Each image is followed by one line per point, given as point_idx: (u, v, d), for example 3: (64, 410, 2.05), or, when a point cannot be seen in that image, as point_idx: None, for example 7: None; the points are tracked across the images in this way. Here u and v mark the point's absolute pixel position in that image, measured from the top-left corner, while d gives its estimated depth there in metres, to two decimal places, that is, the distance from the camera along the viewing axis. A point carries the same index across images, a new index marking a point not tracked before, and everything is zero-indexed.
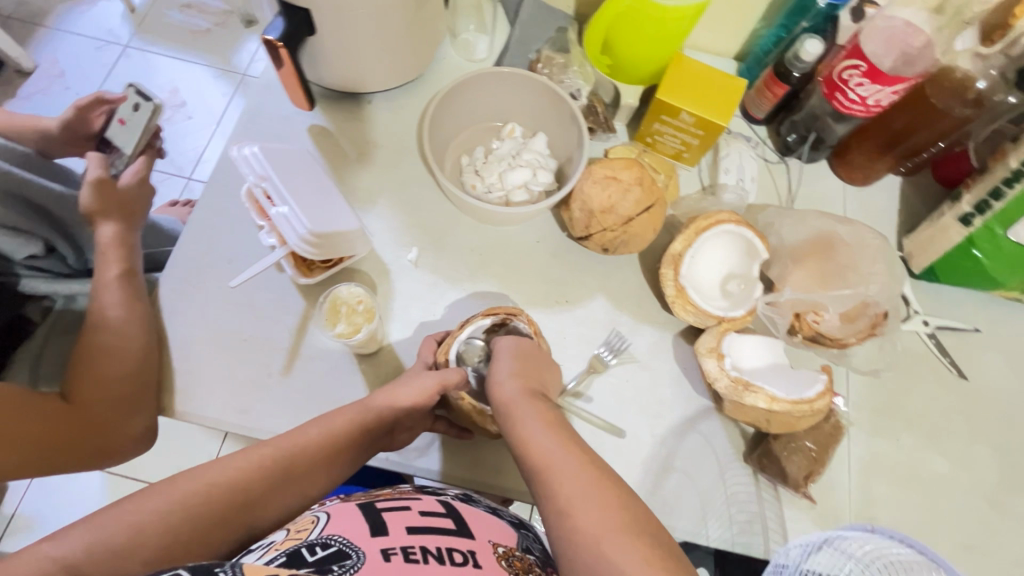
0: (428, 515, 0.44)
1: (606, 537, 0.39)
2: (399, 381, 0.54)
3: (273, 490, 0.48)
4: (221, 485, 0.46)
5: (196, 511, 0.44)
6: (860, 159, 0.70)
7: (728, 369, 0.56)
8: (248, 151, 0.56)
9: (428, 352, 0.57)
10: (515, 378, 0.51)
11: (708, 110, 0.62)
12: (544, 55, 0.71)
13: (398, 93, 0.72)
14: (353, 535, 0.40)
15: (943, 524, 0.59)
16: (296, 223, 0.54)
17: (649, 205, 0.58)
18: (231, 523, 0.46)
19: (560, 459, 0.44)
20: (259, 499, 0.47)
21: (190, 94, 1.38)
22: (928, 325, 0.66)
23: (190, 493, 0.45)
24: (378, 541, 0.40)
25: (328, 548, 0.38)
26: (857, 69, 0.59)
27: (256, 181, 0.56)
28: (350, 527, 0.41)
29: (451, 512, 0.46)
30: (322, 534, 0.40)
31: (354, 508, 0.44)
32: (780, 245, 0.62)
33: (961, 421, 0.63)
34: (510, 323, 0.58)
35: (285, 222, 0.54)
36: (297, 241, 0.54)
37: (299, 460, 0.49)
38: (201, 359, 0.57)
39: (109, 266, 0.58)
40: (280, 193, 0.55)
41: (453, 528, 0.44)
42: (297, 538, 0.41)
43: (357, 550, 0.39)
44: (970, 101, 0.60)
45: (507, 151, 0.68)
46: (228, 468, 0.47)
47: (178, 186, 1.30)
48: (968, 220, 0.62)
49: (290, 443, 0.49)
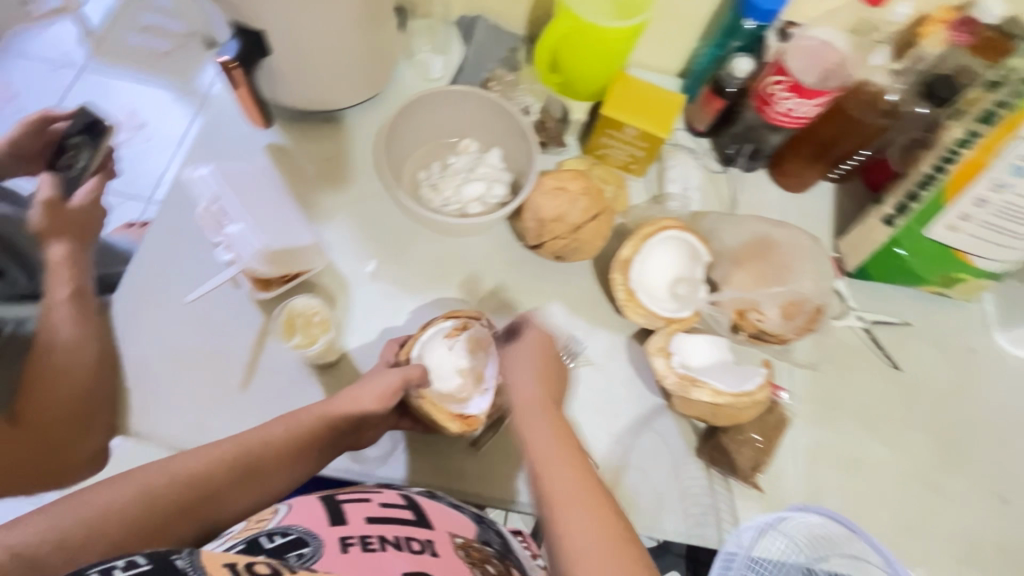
0: (388, 507, 0.45)
1: (588, 549, 0.41)
2: (362, 381, 0.56)
3: (233, 486, 0.50)
4: (182, 477, 0.49)
5: (157, 502, 0.47)
6: (795, 166, 0.74)
7: (675, 366, 0.59)
8: (200, 173, 0.60)
9: (389, 352, 0.60)
10: (536, 380, 0.51)
11: (650, 123, 0.66)
12: (496, 74, 0.75)
13: (355, 111, 0.74)
14: (313, 525, 0.41)
15: (883, 506, 0.62)
16: (249, 237, 0.57)
17: (595, 214, 0.61)
18: (190, 513, 0.49)
19: (557, 472, 0.45)
20: (219, 493, 0.50)
21: (150, 116, 1.37)
22: (863, 321, 0.70)
23: (153, 484, 0.48)
24: (337, 530, 0.41)
25: (286, 536, 0.40)
26: (783, 83, 0.63)
27: (208, 202, 0.59)
28: (310, 517, 0.42)
29: (413, 505, 0.46)
30: (282, 523, 0.41)
31: (315, 500, 0.44)
32: (722, 248, 0.66)
33: (895, 408, 0.67)
34: (470, 328, 0.60)
35: (238, 240, 0.57)
36: (251, 257, 0.57)
37: (260, 457, 0.51)
38: (155, 377, 0.57)
39: (60, 286, 0.59)
40: (230, 212, 0.59)
41: (412, 519, 0.45)
42: (257, 527, 0.42)
43: (316, 539, 0.40)
44: (882, 113, 0.66)
45: (462, 165, 0.70)
46: (188, 463, 0.49)
47: (138, 208, 1.29)
48: (890, 221, 0.67)
49: (251, 442, 0.52)
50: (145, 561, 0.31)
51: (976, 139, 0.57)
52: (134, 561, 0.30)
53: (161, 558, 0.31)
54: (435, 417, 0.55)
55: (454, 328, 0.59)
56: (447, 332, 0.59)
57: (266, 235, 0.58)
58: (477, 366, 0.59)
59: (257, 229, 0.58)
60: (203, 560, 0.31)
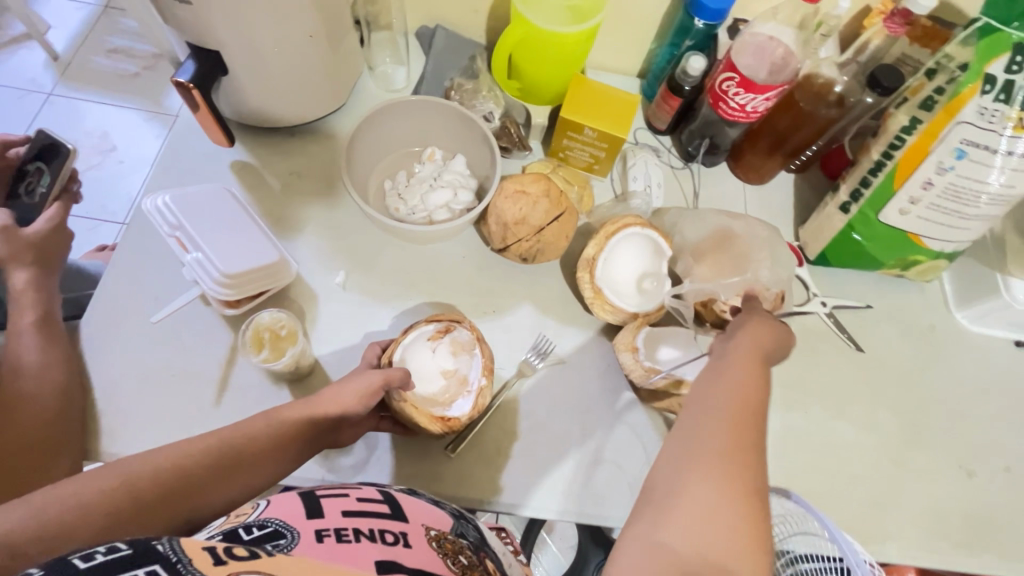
0: (366, 501, 0.44)
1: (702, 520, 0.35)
2: (344, 380, 0.55)
3: (219, 477, 0.47)
4: (168, 467, 0.44)
5: (141, 494, 0.42)
6: (755, 159, 0.76)
7: (642, 360, 0.61)
8: (160, 203, 0.59)
9: (371, 354, 0.59)
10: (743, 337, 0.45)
11: (608, 124, 0.68)
12: (455, 83, 0.75)
13: (319, 125, 0.75)
14: (290, 517, 0.40)
15: (853, 485, 0.64)
16: (208, 266, 0.57)
17: (558, 214, 0.63)
18: (174, 507, 0.44)
19: (711, 414, 0.40)
20: (204, 485, 0.46)
21: (121, 138, 1.36)
22: (826, 306, 0.72)
23: (137, 474, 0.43)
24: (314, 522, 0.40)
25: (263, 529, 0.38)
26: (732, 80, 0.65)
27: (169, 230, 0.59)
28: (287, 509, 0.41)
29: (389, 499, 0.45)
30: (260, 517, 0.40)
31: (294, 494, 0.43)
32: (684, 243, 0.68)
33: (860, 388, 0.69)
34: (451, 331, 0.60)
35: (199, 266, 0.58)
36: (210, 285, 0.57)
37: (249, 448, 0.49)
38: (126, 399, 0.57)
39: (24, 312, 0.57)
40: (192, 240, 0.59)
41: (388, 512, 0.44)
42: (235, 521, 0.41)
43: (293, 531, 0.38)
44: (833, 103, 0.67)
45: (428, 173, 0.71)
46: (176, 452, 0.45)
47: (112, 232, 1.28)
48: (846, 208, 0.69)
49: (237, 432, 0.49)
50: (126, 546, 0.29)
51: (918, 125, 0.60)
52: (114, 546, 0.28)
53: (141, 543, 0.29)
54: (417, 419, 0.55)
55: (436, 332, 0.60)
56: (429, 336, 0.60)
57: (223, 261, 0.58)
58: (461, 369, 0.60)
59: (216, 255, 0.58)
60: (185, 545, 0.29)
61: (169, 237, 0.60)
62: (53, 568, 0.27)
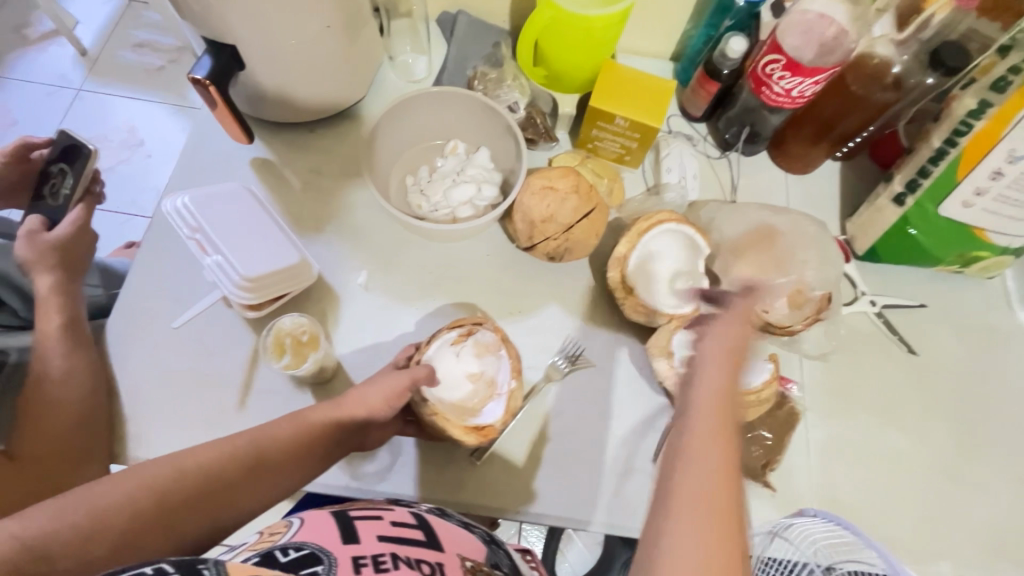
0: (399, 526, 0.43)
1: None
2: (367, 381, 0.54)
3: (242, 483, 0.46)
4: (193, 470, 0.44)
5: (167, 496, 0.42)
6: (797, 148, 0.71)
7: (677, 367, 0.58)
8: (179, 204, 0.58)
9: (401, 355, 0.58)
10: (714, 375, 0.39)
11: (641, 112, 0.64)
12: (479, 72, 0.72)
13: (338, 119, 0.72)
14: (326, 541, 0.39)
15: (903, 499, 0.60)
16: (228, 269, 0.56)
17: (588, 211, 0.59)
18: (199, 510, 0.44)
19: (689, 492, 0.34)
20: (230, 488, 0.46)
21: (148, 133, 1.37)
22: (876, 305, 0.67)
23: (161, 477, 0.43)
24: (350, 548, 0.39)
25: (300, 551, 0.37)
26: (778, 63, 0.60)
27: (189, 232, 0.58)
28: (322, 534, 0.40)
29: (423, 525, 0.45)
30: (294, 539, 0.39)
31: (327, 515, 0.42)
32: (722, 239, 0.64)
33: (913, 395, 0.64)
34: (474, 333, 0.58)
35: (218, 270, 0.57)
36: (231, 289, 0.56)
37: (272, 450, 0.48)
38: (150, 402, 0.57)
39: (50, 315, 0.57)
40: (211, 242, 0.57)
41: (423, 540, 0.43)
42: (268, 542, 0.39)
43: (330, 555, 0.37)
44: (890, 86, 0.61)
45: (450, 167, 0.69)
46: (198, 457, 0.45)
47: (141, 226, 1.30)
48: (901, 200, 0.63)
49: (260, 434, 0.48)
50: (172, 568, 0.31)
51: (988, 109, 0.54)
52: (161, 567, 0.30)
53: (187, 566, 0.31)
54: (451, 431, 0.53)
55: (459, 337, 0.57)
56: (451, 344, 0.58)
57: (242, 265, 0.57)
58: (488, 372, 0.57)
59: (236, 261, 0.57)
60: (229, 566, 0.31)
61: (189, 239, 0.59)
62: None
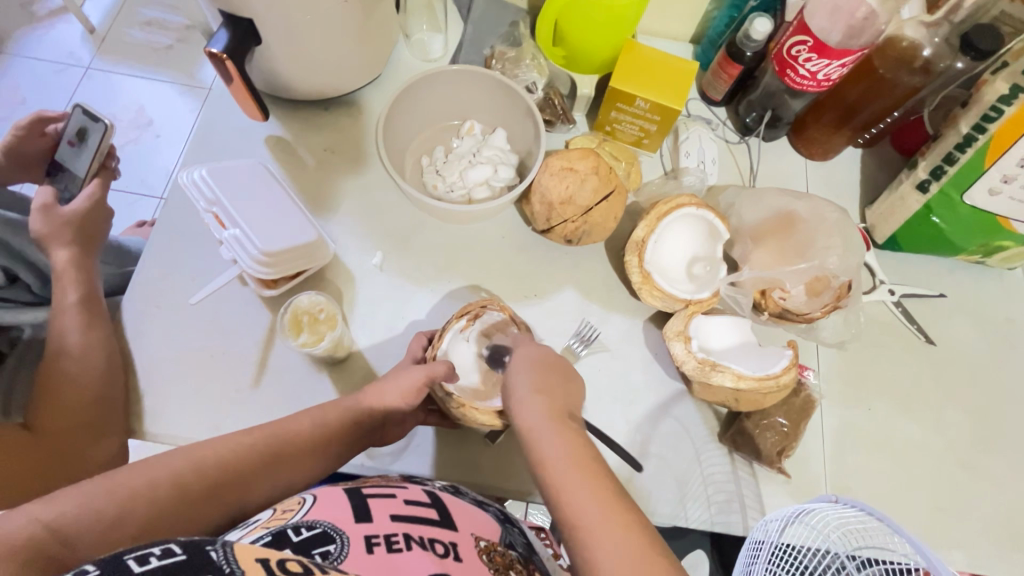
0: (412, 505, 0.43)
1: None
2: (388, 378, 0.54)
3: (261, 475, 0.47)
4: (213, 461, 0.44)
5: (188, 486, 0.43)
6: (819, 134, 0.70)
7: (695, 351, 0.56)
8: (196, 175, 0.58)
9: (417, 347, 0.57)
10: (535, 399, 0.48)
11: (662, 94, 0.63)
12: (496, 51, 0.70)
13: (352, 98, 0.71)
14: (338, 520, 0.38)
15: (918, 489, 0.60)
16: (246, 243, 0.56)
17: (607, 193, 0.58)
18: (219, 501, 0.44)
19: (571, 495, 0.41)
20: (249, 480, 0.46)
21: (157, 113, 1.36)
22: (894, 294, 0.66)
23: (184, 468, 0.43)
24: (362, 527, 0.38)
25: (312, 530, 0.36)
26: (805, 45, 0.58)
27: (207, 206, 0.58)
28: (335, 512, 0.39)
29: (437, 504, 0.44)
30: (307, 517, 0.38)
31: (341, 493, 0.42)
32: (741, 225, 0.63)
33: (930, 386, 0.64)
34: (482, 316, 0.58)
35: (237, 244, 0.56)
36: (249, 263, 0.56)
37: (291, 444, 0.48)
38: (166, 379, 0.57)
39: (67, 291, 0.57)
40: (228, 215, 0.57)
41: (436, 519, 0.42)
42: (281, 520, 0.39)
43: (341, 534, 0.37)
44: (918, 70, 0.60)
45: (466, 148, 0.68)
46: (221, 448, 0.45)
47: (151, 206, 1.29)
48: (924, 187, 0.63)
49: (281, 427, 0.49)
50: (181, 550, 0.29)
51: (1020, 94, 0.52)
52: (169, 549, 0.29)
53: (196, 548, 0.29)
54: (481, 419, 0.53)
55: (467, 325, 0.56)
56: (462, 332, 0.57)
57: (261, 239, 0.56)
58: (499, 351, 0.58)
59: (254, 233, 0.56)
60: (238, 553, 0.29)
61: (206, 212, 0.59)
62: (110, 567, 0.27)
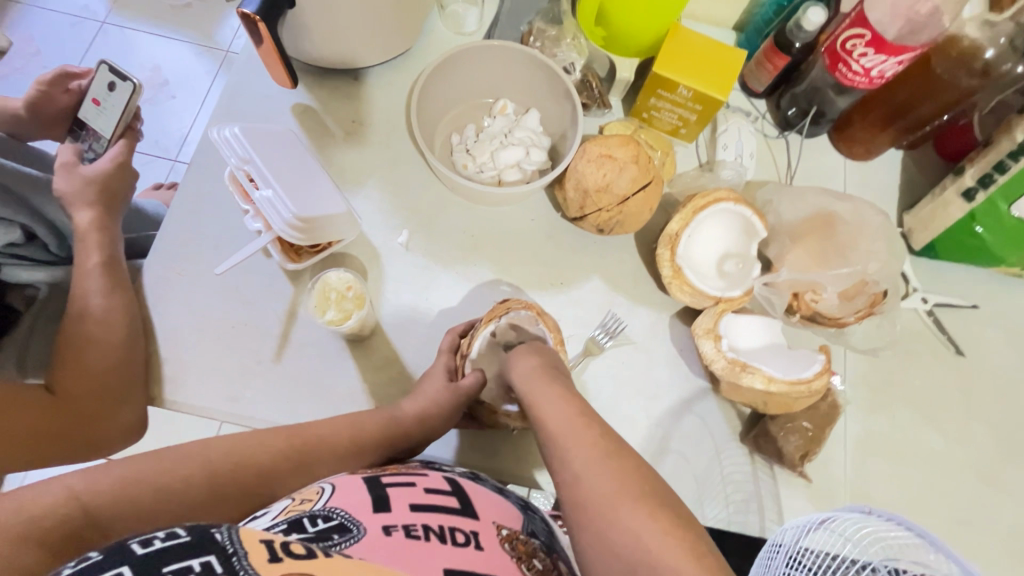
0: (433, 493, 0.41)
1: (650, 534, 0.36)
2: (419, 391, 0.53)
3: (289, 475, 0.46)
4: (242, 457, 0.44)
5: (218, 477, 0.43)
6: (861, 133, 0.67)
7: (725, 350, 0.55)
8: (229, 133, 0.55)
9: (447, 350, 0.56)
10: (527, 357, 0.50)
11: (706, 83, 0.60)
12: (535, 27, 0.67)
13: (384, 68, 0.69)
14: (356, 510, 0.37)
15: (938, 500, 0.59)
16: (279, 206, 0.52)
17: (645, 184, 0.56)
18: (244, 495, 0.44)
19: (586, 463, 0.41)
20: (275, 479, 0.45)
21: (173, 74, 1.33)
22: (927, 302, 0.65)
23: (213, 460, 0.43)
24: (380, 517, 0.37)
25: (329, 521, 0.36)
26: (862, 38, 0.56)
27: (238, 164, 0.55)
28: (354, 501, 0.38)
29: (457, 492, 0.43)
30: (325, 506, 0.38)
31: (359, 482, 0.41)
32: (778, 223, 0.61)
33: (957, 398, 0.63)
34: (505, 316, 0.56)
35: (269, 207, 0.53)
36: (282, 226, 0.52)
37: (319, 449, 0.47)
38: (187, 347, 0.56)
39: (89, 253, 0.56)
40: (262, 176, 0.54)
41: (457, 507, 0.41)
42: (301, 507, 0.38)
43: (358, 526, 0.36)
44: (977, 72, 0.57)
45: (498, 128, 0.66)
46: (250, 448, 0.45)
47: (164, 168, 1.27)
48: (970, 195, 0.60)
49: (312, 432, 0.48)
50: (185, 533, 0.28)
51: None
52: (173, 532, 0.28)
53: (201, 531, 0.28)
54: (511, 424, 0.54)
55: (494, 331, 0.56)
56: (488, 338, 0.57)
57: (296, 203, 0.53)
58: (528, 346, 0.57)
59: (287, 197, 0.52)
60: (243, 534, 0.29)
61: (238, 171, 0.55)
62: (114, 554, 0.27)
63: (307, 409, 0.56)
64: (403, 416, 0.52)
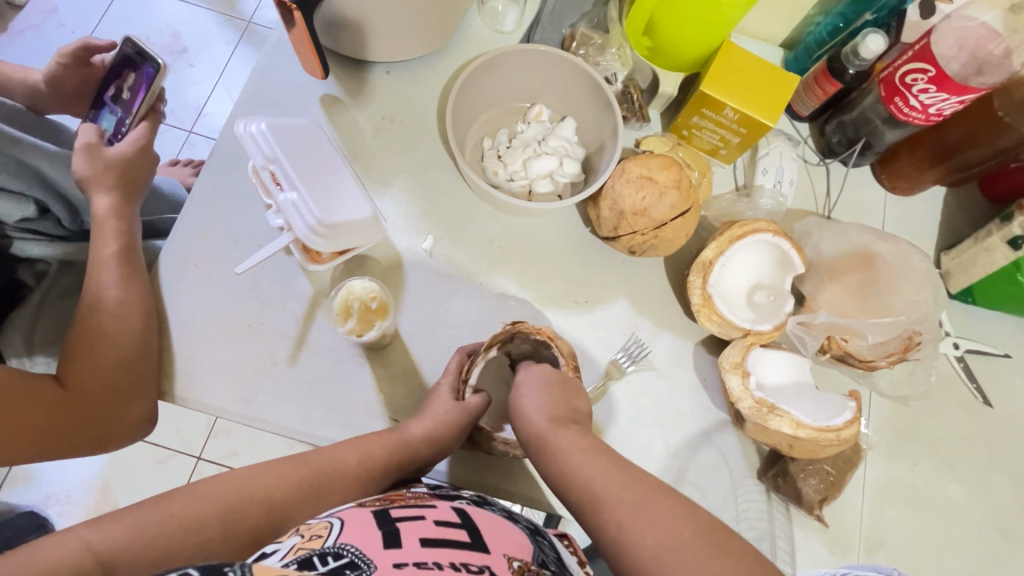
0: (442, 526, 0.40)
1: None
2: (428, 408, 0.52)
3: (302, 504, 0.47)
4: (257, 496, 0.45)
5: (233, 513, 0.44)
6: (908, 168, 0.65)
7: (752, 389, 0.53)
8: (255, 129, 0.52)
9: (457, 363, 0.55)
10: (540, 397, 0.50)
11: (755, 106, 0.58)
12: (580, 32, 0.65)
13: (418, 63, 0.66)
14: (366, 546, 0.36)
15: (952, 552, 0.58)
16: (303, 210, 0.51)
17: (684, 210, 0.55)
18: (255, 531, 0.44)
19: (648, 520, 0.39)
20: (285, 511, 0.46)
21: (193, 42, 1.30)
22: (958, 348, 0.63)
23: (229, 498, 0.44)
24: (391, 554, 0.36)
25: (339, 559, 0.35)
26: (924, 74, 0.53)
27: (263, 163, 0.52)
28: (364, 537, 0.37)
29: (467, 524, 0.41)
30: (337, 542, 0.37)
31: (368, 517, 0.40)
32: (817, 257, 0.60)
33: (980, 449, 0.61)
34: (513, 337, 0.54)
35: (292, 210, 0.51)
36: (304, 232, 0.51)
37: (330, 479, 0.48)
38: (200, 344, 0.55)
39: (106, 242, 0.54)
40: (286, 178, 0.52)
41: (468, 541, 0.39)
42: (310, 544, 0.37)
43: (369, 563, 0.34)
44: None
45: (532, 136, 0.63)
46: (268, 480, 0.46)
47: (178, 139, 1.24)
48: (1017, 243, 0.58)
49: (325, 461, 0.48)
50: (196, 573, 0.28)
51: None
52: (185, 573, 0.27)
53: (213, 570, 0.27)
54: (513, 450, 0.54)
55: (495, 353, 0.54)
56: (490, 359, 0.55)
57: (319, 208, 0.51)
58: None
59: (311, 200, 0.51)
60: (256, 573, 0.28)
61: (262, 170, 0.53)
62: None
63: (320, 415, 0.54)
64: (418, 434, 0.51)
